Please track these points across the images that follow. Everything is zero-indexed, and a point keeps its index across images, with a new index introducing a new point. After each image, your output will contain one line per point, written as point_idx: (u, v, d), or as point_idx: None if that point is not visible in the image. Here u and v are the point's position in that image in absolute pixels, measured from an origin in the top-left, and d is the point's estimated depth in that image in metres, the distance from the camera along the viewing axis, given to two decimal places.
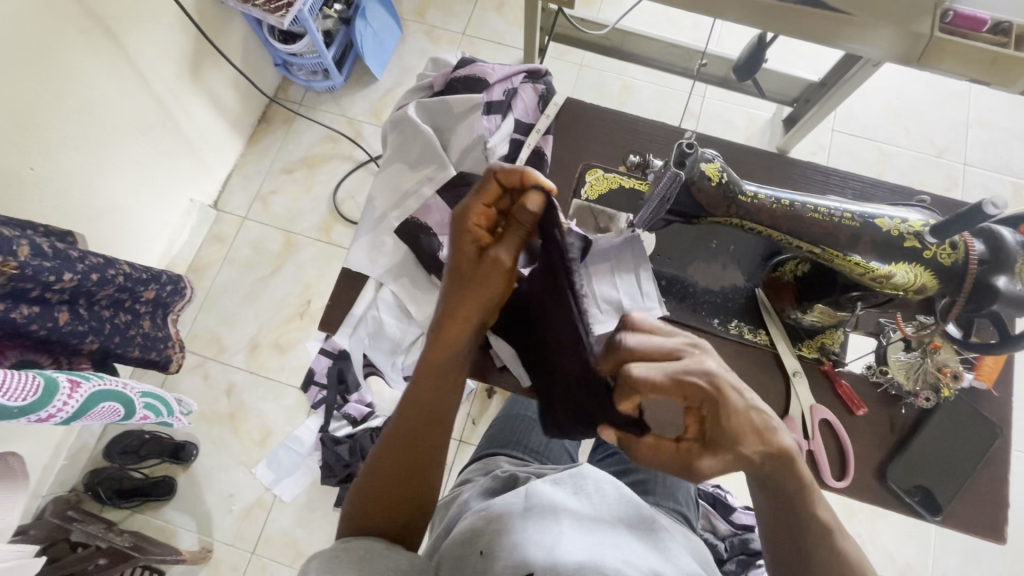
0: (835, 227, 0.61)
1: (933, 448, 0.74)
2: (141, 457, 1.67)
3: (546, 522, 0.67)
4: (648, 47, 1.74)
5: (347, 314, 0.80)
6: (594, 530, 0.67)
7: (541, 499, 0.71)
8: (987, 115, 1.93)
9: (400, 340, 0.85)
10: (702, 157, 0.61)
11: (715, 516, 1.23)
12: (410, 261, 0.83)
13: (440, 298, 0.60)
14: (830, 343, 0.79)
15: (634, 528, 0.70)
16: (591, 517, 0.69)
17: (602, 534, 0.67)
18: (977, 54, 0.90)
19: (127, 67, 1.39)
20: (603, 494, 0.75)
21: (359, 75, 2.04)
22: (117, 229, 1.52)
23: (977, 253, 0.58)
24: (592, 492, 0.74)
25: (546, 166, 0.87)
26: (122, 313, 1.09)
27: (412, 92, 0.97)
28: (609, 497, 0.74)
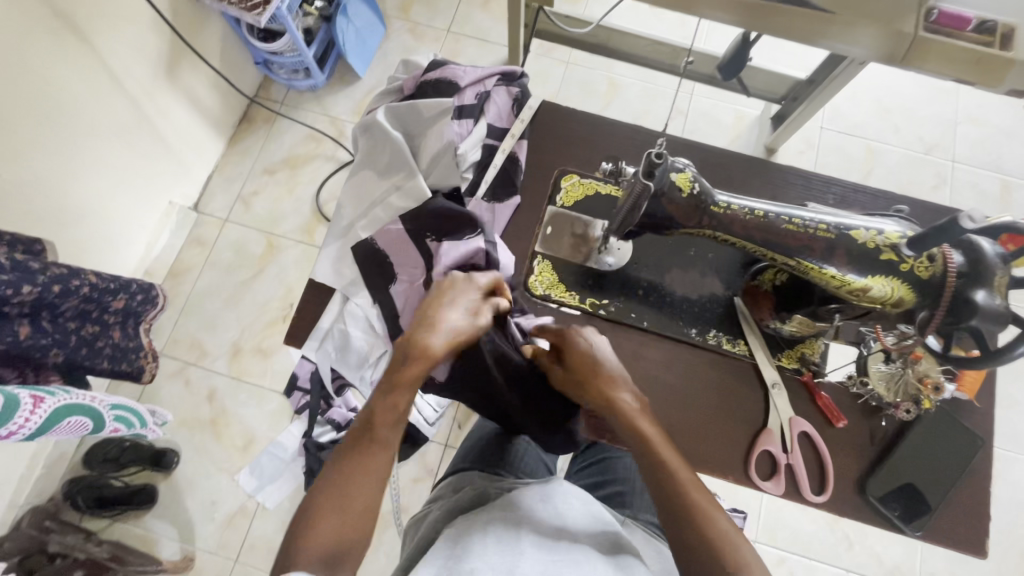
0: (810, 239, 0.59)
1: (913, 460, 0.73)
2: (120, 465, 1.64)
3: (505, 533, 0.66)
4: (634, 43, 1.71)
5: (314, 327, 0.79)
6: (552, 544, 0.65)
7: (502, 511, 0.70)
8: (976, 112, 1.92)
9: (367, 354, 0.82)
10: (672, 168, 0.59)
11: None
12: (374, 274, 0.80)
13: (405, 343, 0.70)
14: (810, 352, 0.77)
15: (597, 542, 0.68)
16: (552, 530, 0.68)
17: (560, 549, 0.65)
18: (962, 54, 0.88)
19: (98, 68, 1.35)
20: (569, 507, 0.73)
21: (342, 74, 2.00)
22: (92, 234, 1.49)
23: (956, 265, 0.55)
24: (558, 503, 0.73)
25: (519, 172, 0.84)
26: (90, 324, 1.06)
27: (384, 95, 0.97)
28: (576, 509, 0.73)
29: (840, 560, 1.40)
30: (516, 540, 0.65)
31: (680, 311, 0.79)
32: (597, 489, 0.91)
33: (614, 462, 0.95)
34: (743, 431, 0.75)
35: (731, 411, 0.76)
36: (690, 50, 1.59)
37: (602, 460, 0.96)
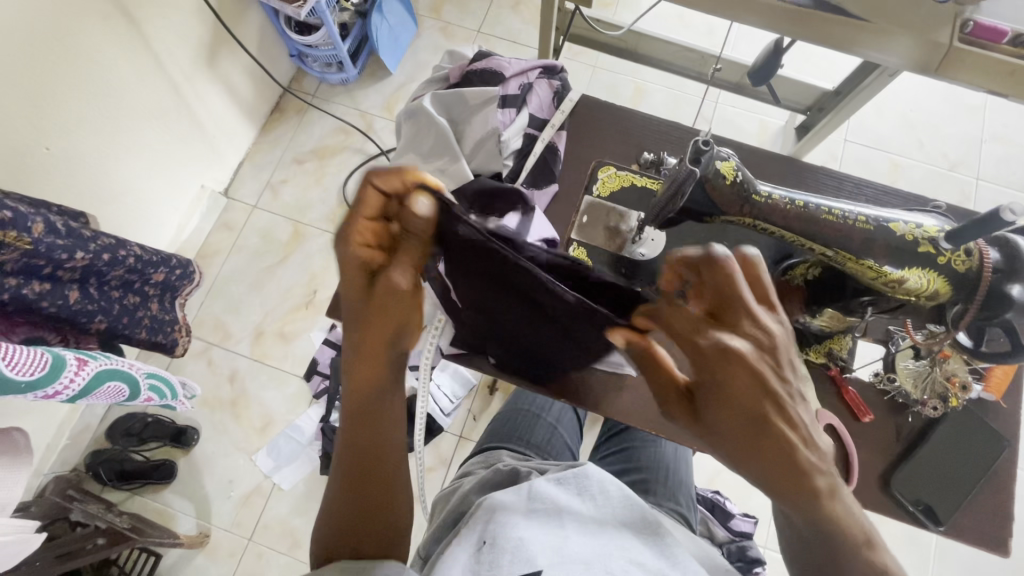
0: (849, 230, 0.61)
1: (939, 457, 0.74)
2: (142, 440, 1.68)
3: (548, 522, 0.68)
4: (663, 50, 1.74)
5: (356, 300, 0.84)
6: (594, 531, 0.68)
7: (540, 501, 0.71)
8: (1001, 131, 1.92)
9: None
10: (717, 156, 0.61)
11: (713, 522, 1.23)
12: None
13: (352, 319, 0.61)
14: (837, 348, 0.78)
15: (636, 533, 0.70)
16: (594, 523, 0.69)
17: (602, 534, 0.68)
18: (994, 65, 0.90)
19: (144, 52, 1.40)
20: (609, 498, 0.73)
21: (373, 69, 2.05)
22: (129, 212, 1.54)
23: (991, 261, 0.57)
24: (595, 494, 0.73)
25: (558, 162, 0.89)
26: (132, 294, 1.10)
27: (428, 83, 0.98)
28: (616, 500, 0.73)
29: None
30: (560, 527, 0.68)
31: None
32: (621, 476, 0.93)
33: (637, 451, 0.96)
34: None
35: None
36: (719, 57, 1.62)
37: (625, 447, 0.97)
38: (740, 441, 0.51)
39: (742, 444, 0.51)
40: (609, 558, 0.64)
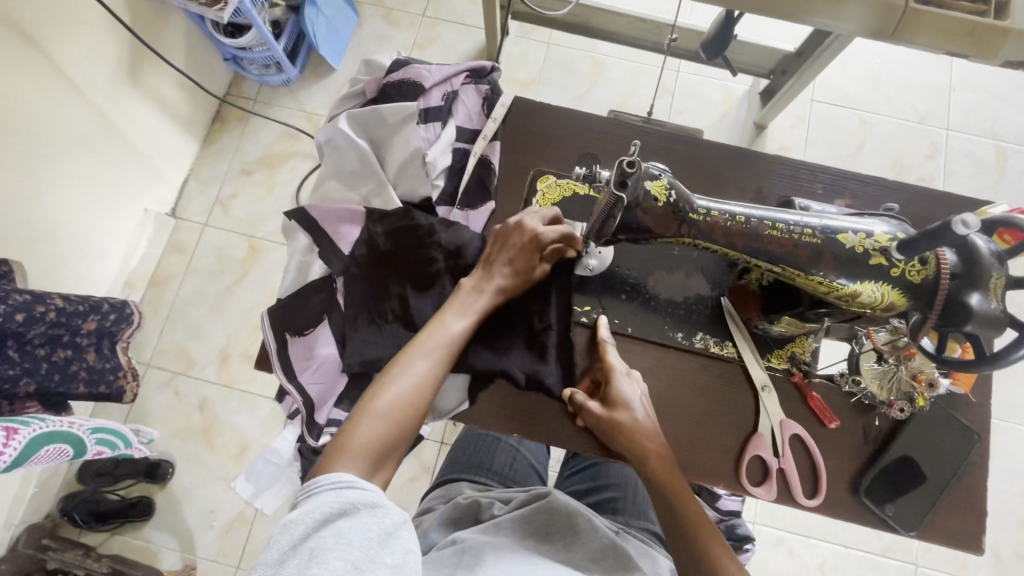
0: (795, 244, 0.56)
1: (909, 458, 0.71)
2: (115, 478, 1.60)
3: (519, 552, 0.66)
4: (617, 22, 1.65)
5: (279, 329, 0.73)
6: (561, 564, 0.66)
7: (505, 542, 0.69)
8: (970, 77, 1.86)
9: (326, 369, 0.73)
10: (646, 175, 0.55)
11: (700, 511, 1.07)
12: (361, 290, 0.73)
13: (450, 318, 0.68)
14: (800, 352, 0.75)
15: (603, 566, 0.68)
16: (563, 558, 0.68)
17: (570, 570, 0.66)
18: (953, 26, 0.84)
19: (54, 75, 1.29)
20: (578, 531, 0.72)
21: (314, 66, 1.93)
22: (65, 249, 1.44)
23: (949, 265, 0.52)
24: (564, 530, 0.72)
25: (493, 177, 0.80)
26: (61, 348, 1.02)
27: (345, 99, 0.89)
28: (586, 533, 0.72)
29: (839, 538, 1.41)
30: (530, 556, 0.66)
31: (664, 314, 0.76)
32: (589, 495, 0.90)
33: (605, 467, 0.93)
34: (733, 436, 0.73)
35: (720, 416, 0.74)
36: (674, 27, 1.53)
37: (594, 464, 0.95)
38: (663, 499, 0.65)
39: (661, 489, 0.65)
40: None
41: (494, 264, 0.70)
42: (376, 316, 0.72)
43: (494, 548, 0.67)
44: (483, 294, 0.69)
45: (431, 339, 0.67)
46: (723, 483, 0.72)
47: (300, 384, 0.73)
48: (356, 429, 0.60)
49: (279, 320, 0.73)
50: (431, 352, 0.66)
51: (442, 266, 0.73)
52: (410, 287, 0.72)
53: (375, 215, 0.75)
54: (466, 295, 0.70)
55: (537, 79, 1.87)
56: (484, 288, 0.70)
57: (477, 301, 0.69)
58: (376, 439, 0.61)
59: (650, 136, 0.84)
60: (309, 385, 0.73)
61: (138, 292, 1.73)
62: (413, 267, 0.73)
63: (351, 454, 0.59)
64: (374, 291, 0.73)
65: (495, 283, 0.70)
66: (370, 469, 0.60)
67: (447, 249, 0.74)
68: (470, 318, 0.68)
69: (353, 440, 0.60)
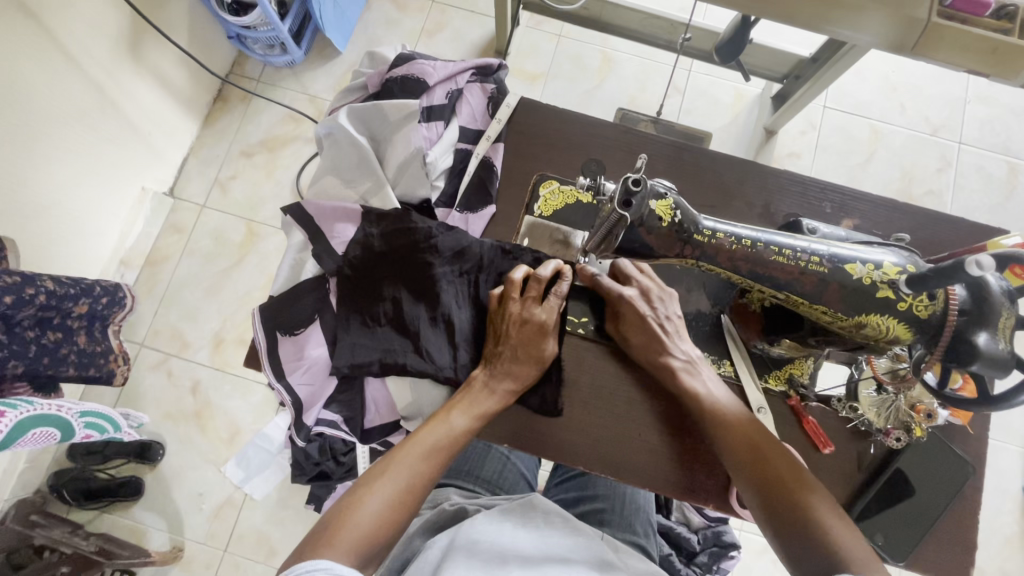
0: (801, 272, 0.54)
1: (902, 487, 0.70)
2: (105, 457, 1.60)
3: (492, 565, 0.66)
4: (630, 17, 1.61)
5: (268, 324, 0.72)
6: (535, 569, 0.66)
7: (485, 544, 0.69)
8: (986, 90, 1.82)
9: (315, 366, 0.71)
10: (651, 193, 0.53)
11: (689, 508, 1.14)
12: (354, 293, 0.71)
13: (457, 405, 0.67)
14: (798, 374, 0.73)
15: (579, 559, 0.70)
16: (536, 557, 0.69)
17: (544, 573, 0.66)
18: (976, 43, 0.81)
19: (52, 48, 1.25)
20: (551, 527, 0.74)
21: (320, 49, 1.89)
22: (61, 226, 1.42)
23: (958, 302, 0.51)
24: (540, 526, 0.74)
25: (495, 180, 0.78)
26: (51, 331, 1.01)
27: (346, 93, 0.87)
28: (557, 530, 0.74)
29: None
30: (501, 565, 0.66)
31: None
32: (577, 505, 0.90)
33: (594, 477, 0.93)
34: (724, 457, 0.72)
35: None
36: (689, 26, 1.49)
37: (582, 474, 0.95)
38: (745, 454, 0.64)
39: (745, 463, 0.64)
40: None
41: (503, 358, 0.68)
42: (370, 320, 0.70)
43: (468, 550, 0.67)
44: (490, 392, 0.67)
45: (430, 440, 0.64)
46: (712, 502, 0.71)
47: (288, 385, 0.71)
48: (351, 523, 0.56)
49: (270, 317, 0.72)
50: (429, 451, 0.63)
51: (441, 273, 0.71)
52: (405, 290, 0.71)
53: (371, 215, 0.73)
54: (471, 393, 0.67)
55: (545, 72, 1.84)
56: (493, 387, 0.67)
57: (484, 398, 0.67)
58: (371, 536, 0.56)
59: (658, 146, 0.82)
60: (297, 386, 0.71)
61: (134, 272, 1.71)
62: (410, 271, 0.71)
63: (345, 544, 0.54)
64: (368, 293, 0.71)
65: (503, 380, 0.68)
66: (361, 565, 0.55)
67: (447, 256, 0.72)
68: (474, 418, 0.66)
69: (346, 533, 0.55)
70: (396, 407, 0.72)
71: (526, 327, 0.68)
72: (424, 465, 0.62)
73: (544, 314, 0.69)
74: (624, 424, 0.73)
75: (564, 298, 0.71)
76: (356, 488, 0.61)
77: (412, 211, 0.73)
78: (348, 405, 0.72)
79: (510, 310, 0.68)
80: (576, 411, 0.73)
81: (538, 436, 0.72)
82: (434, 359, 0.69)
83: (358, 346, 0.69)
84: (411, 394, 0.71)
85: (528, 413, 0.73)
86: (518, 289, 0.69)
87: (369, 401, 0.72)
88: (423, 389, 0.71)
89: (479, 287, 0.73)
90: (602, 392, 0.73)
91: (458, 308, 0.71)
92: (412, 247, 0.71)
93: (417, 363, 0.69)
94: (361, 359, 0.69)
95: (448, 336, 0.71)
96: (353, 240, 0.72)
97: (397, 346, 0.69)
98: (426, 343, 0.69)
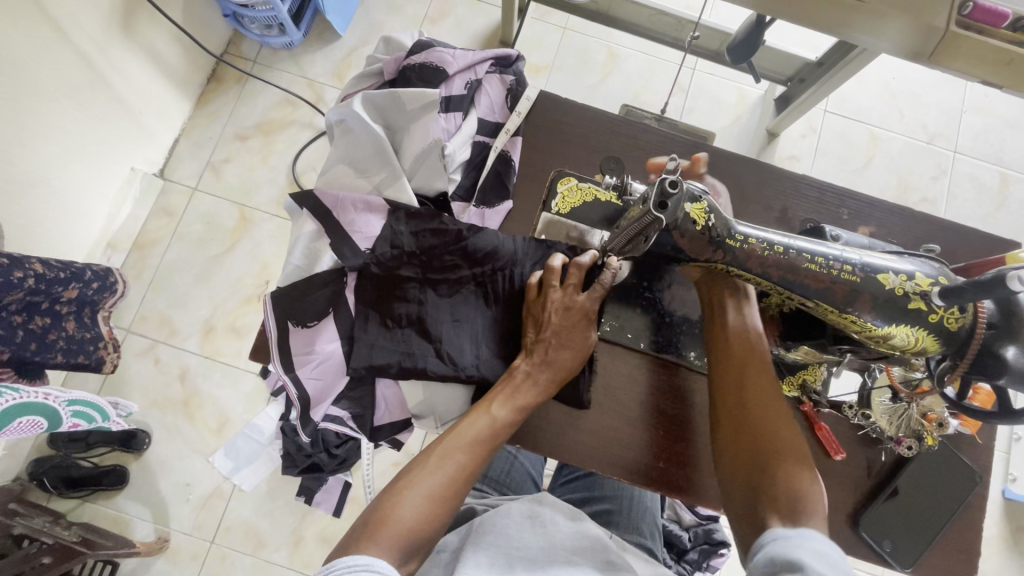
0: (832, 281, 0.54)
1: (910, 493, 0.71)
2: (88, 446, 1.55)
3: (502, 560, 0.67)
4: (637, 13, 1.59)
5: (279, 316, 0.69)
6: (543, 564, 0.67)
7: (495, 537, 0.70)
8: (982, 101, 1.85)
9: (327, 361, 0.69)
10: (687, 196, 0.53)
11: (681, 507, 1.13)
12: (378, 296, 0.69)
13: (497, 394, 0.66)
14: (812, 380, 0.73)
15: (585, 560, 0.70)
16: (541, 559, 0.69)
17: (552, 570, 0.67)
18: (990, 53, 0.80)
19: (42, 21, 1.20)
20: (557, 527, 0.74)
21: (319, 32, 1.84)
22: (46, 206, 1.37)
23: (986, 315, 0.51)
24: (545, 525, 0.74)
25: (513, 174, 0.76)
26: (40, 316, 0.97)
27: (360, 77, 0.83)
28: (563, 531, 0.74)
29: None
30: (509, 568, 0.66)
31: (677, 333, 0.74)
32: (583, 505, 0.91)
33: (600, 478, 0.94)
34: None
35: None
36: (698, 24, 1.48)
37: (589, 474, 0.95)
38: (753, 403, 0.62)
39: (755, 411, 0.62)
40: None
41: (547, 346, 0.66)
42: (389, 321, 0.69)
43: (475, 553, 0.67)
44: (533, 382, 0.66)
45: (471, 432, 0.64)
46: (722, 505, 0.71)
47: (296, 378, 0.69)
48: (394, 517, 0.58)
49: (282, 307, 0.69)
50: (471, 443, 0.64)
51: (470, 273, 0.70)
52: (430, 291, 0.69)
53: (400, 212, 0.71)
54: (512, 383, 0.66)
55: (549, 65, 1.81)
56: (534, 378, 0.66)
57: (526, 388, 0.65)
58: (415, 531, 0.58)
59: (678, 145, 0.80)
60: (306, 379, 0.69)
61: (121, 255, 1.66)
62: (436, 272, 0.70)
63: (388, 540, 0.56)
64: (392, 294, 0.69)
65: (547, 371, 0.66)
66: (402, 559, 0.57)
67: (477, 257, 0.70)
68: (516, 410, 0.65)
69: (388, 529, 0.57)
70: (407, 405, 0.71)
71: (566, 316, 0.66)
72: (465, 454, 0.63)
73: (587, 302, 0.67)
74: (652, 419, 0.72)
75: (606, 287, 0.67)
76: (399, 480, 0.62)
77: (443, 211, 0.72)
78: (358, 402, 0.70)
79: (550, 299, 0.67)
80: (602, 409, 0.72)
81: (575, 428, 0.72)
82: (466, 356, 0.68)
83: (380, 349, 0.68)
84: (424, 394, 0.70)
85: (565, 409, 0.72)
86: (558, 277, 0.67)
87: (381, 400, 0.71)
88: (437, 390, 0.70)
89: (512, 282, 0.71)
90: (624, 394, 0.73)
91: (494, 298, 0.71)
92: (443, 248, 0.70)
93: (438, 367, 0.67)
94: (381, 362, 0.67)
95: (471, 334, 0.69)
96: (381, 236, 0.70)
97: (423, 349, 0.68)
98: (455, 345, 0.68)
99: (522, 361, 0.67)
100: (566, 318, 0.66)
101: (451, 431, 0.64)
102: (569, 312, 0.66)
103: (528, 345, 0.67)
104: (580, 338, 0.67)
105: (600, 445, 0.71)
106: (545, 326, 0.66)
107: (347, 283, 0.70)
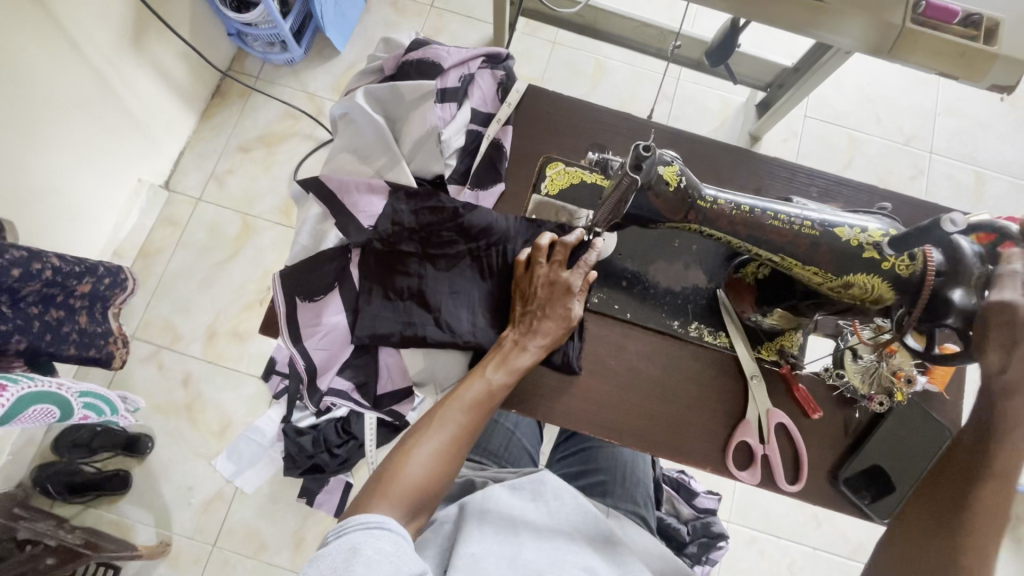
0: (795, 235, 0.62)
1: (886, 449, 0.75)
2: (92, 451, 1.56)
3: (506, 529, 0.71)
4: (622, 25, 1.68)
5: (288, 291, 0.74)
6: (547, 537, 0.72)
7: (498, 510, 0.73)
8: (954, 104, 1.94)
9: (332, 333, 0.74)
10: (660, 161, 0.59)
11: (678, 499, 1.16)
12: (382, 271, 0.74)
13: (492, 360, 0.70)
14: (789, 346, 0.77)
15: (588, 539, 0.74)
16: (547, 529, 0.73)
17: (554, 545, 0.71)
18: (946, 48, 0.85)
19: (57, 36, 1.27)
20: (562, 503, 0.76)
21: (319, 49, 1.92)
22: (57, 213, 1.42)
23: (935, 264, 0.57)
24: (549, 500, 0.77)
25: (504, 160, 0.83)
26: (54, 309, 1.01)
27: (362, 75, 0.90)
28: (568, 506, 0.76)
29: (808, 539, 1.41)
30: (515, 535, 0.71)
31: (661, 302, 0.79)
32: (578, 479, 0.95)
33: (596, 451, 0.98)
34: (722, 422, 0.76)
35: (711, 402, 0.77)
36: (679, 34, 1.56)
37: (585, 449, 0.99)
38: None
39: None
40: (565, 560, 0.69)
41: (534, 317, 0.71)
42: (391, 293, 0.73)
43: (480, 523, 0.71)
44: (523, 348, 0.70)
45: (469, 395, 0.68)
46: (710, 464, 0.75)
47: (304, 349, 0.73)
48: (401, 476, 0.62)
49: (291, 282, 0.74)
50: (470, 404, 0.67)
51: (465, 249, 0.75)
52: (429, 266, 0.74)
53: (400, 193, 0.76)
54: (503, 350, 0.70)
55: (540, 77, 1.90)
56: (525, 344, 0.70)
57: (517, 354, 0.70)
58: (422, 486, 0.62)
59: (658, 132, 0.87)
60: (313, 350, 0.73)
61: (126, 263, 1.70)
62: (434, 248, 0.75)
63: (397, 496, 0.61)
64: (393, 268, 0.74)
65: (536, 337, 0.70)
66: (410, 512, 0.61)
67: (472, 232, 0.75)
68: (509, 374, 0.69)
69: (397, 486, 0.61)
70: (408, 373, 0.75)
71: (552, 287, 0.71)
72: (465, 417, 0.67)
73: (570, 275, 0.72)
74: (640, 384, 0.77)
75: (590, 266, 0.74)
76: (404, 441, 0.66)
77: (440, 191, 0.77)
78: (362, 370, 0.74)
79: (536, 274, 0.72)
80: (593, 375, 0.77)
81: (566, 393, 0.76)
82: (460, 326, 0.73)
83: (382, 320, 0.72)
84: (424, 360, 0.75)
85: (558, 377, 0.76)
86: (544, 253, 0.72)
87: (383, 369, 0.75)
88: (437, 357, 0.74)
89: (504, 257, 0.76)
90: (612, 361, 0.77)
91: (487, 271, 0.76)
92: (440, 224, 0.75)
93: (436, 334, 0.72)
94: (384, 331, 0.72)
95: (467, 305, 0.74)
96: (383, 214, 0.75)
97: (422, 319, 0.73)
98: (453, 315, 0.73)
99: (514, 331, 0.71)
100: (552, 289, 0.71)
101: (450, 395, 0.68)
102: (555, 283, 0.71)
103: (519, 315, 0.72)
104: (563, 309, 0.71)
105: (591, 409, 0.75)
106: (533, 297, 0.71)
107: (352, 258, 0.75)
